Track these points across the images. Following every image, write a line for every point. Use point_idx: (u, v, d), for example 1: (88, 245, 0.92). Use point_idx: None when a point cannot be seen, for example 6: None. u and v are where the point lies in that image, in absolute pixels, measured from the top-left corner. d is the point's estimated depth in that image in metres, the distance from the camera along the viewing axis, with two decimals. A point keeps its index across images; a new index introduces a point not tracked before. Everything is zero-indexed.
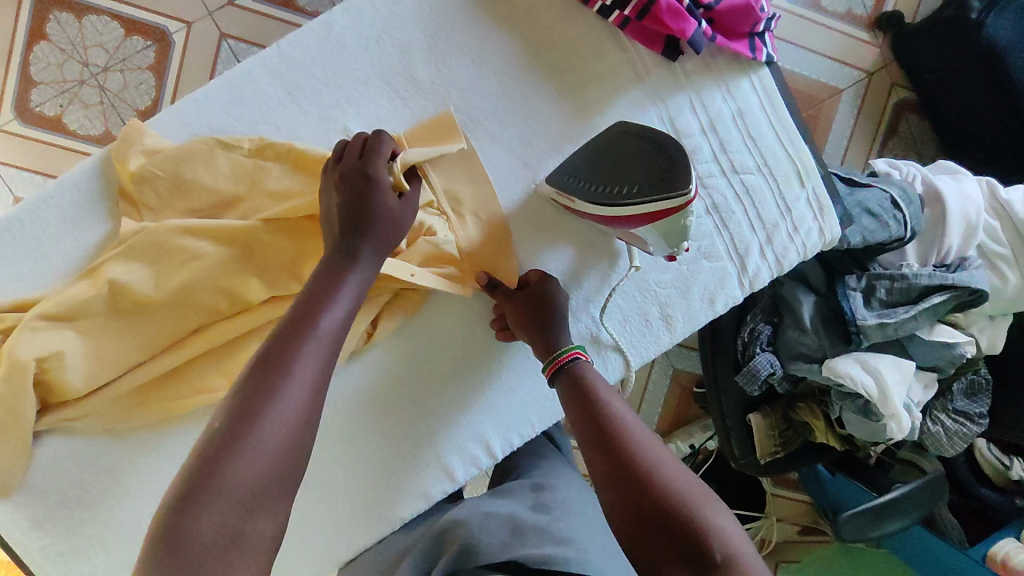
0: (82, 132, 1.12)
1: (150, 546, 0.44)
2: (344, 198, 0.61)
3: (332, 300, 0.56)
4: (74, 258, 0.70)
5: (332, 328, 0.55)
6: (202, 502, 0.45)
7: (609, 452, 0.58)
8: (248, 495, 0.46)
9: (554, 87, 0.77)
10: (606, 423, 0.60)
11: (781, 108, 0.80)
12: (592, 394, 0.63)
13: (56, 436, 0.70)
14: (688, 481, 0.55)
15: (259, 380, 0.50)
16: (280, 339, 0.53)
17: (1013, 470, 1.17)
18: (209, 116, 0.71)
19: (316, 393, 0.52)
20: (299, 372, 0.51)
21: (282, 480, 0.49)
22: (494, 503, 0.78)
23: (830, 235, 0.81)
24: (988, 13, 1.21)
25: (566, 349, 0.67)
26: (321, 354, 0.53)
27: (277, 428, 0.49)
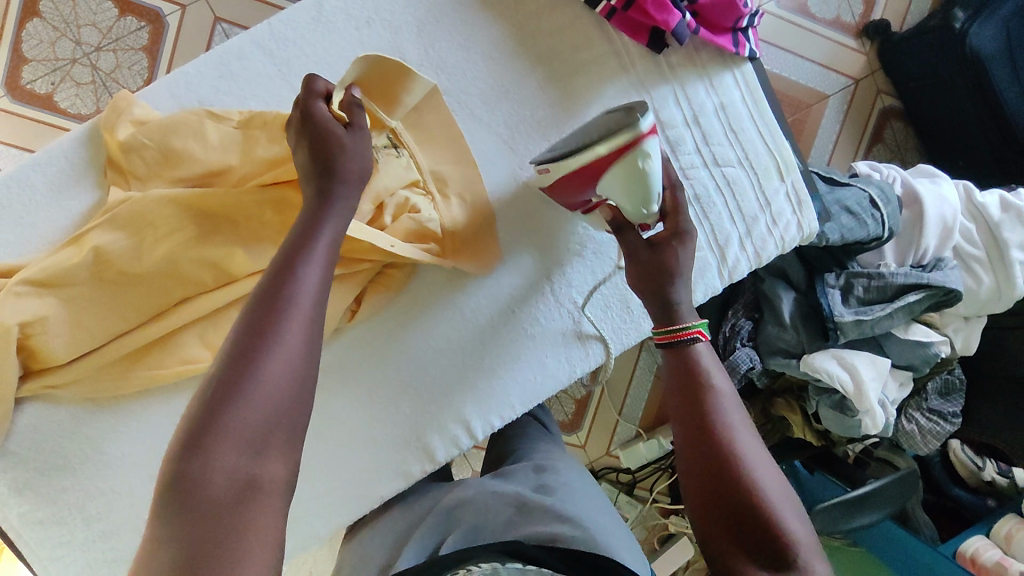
0: (73, 111, 1.13)
1: (159, 501, 0.44)
2: (300, 144, 0.61)
3: (314, 240, 0.57)
4: (60, 226, 0.70)
5: (318, 267, 0.55)
6: (209, 452, 0.45)
7: (701, 444, 0.56)
8: (252, 438, 0.47)
9: (541, 74, 0.78)
10: (699, 406, 0.58)
11: (763, 103, 0.82)
12: (702, 374, 0.59)
13: (38, 403, 0.71)
14: (781, 491, 0.54)
15: (254, 325, 0.50)
16: (269, 284, 0.53)
17: (985, 471, 1.21)
18: (198, 90, 0.72)
19: (311, 332, 0.52)
20: (291, 313, 0.51)
21: (289, 420, 0.49)
22: (492, 481, 0.81)
23: (808, 229, 0.83)
24: (972, 23, 1.24)
25: (687, 326, 0.61)
26: (312, 296, 0.54)
27: (278, 370, 0.49)
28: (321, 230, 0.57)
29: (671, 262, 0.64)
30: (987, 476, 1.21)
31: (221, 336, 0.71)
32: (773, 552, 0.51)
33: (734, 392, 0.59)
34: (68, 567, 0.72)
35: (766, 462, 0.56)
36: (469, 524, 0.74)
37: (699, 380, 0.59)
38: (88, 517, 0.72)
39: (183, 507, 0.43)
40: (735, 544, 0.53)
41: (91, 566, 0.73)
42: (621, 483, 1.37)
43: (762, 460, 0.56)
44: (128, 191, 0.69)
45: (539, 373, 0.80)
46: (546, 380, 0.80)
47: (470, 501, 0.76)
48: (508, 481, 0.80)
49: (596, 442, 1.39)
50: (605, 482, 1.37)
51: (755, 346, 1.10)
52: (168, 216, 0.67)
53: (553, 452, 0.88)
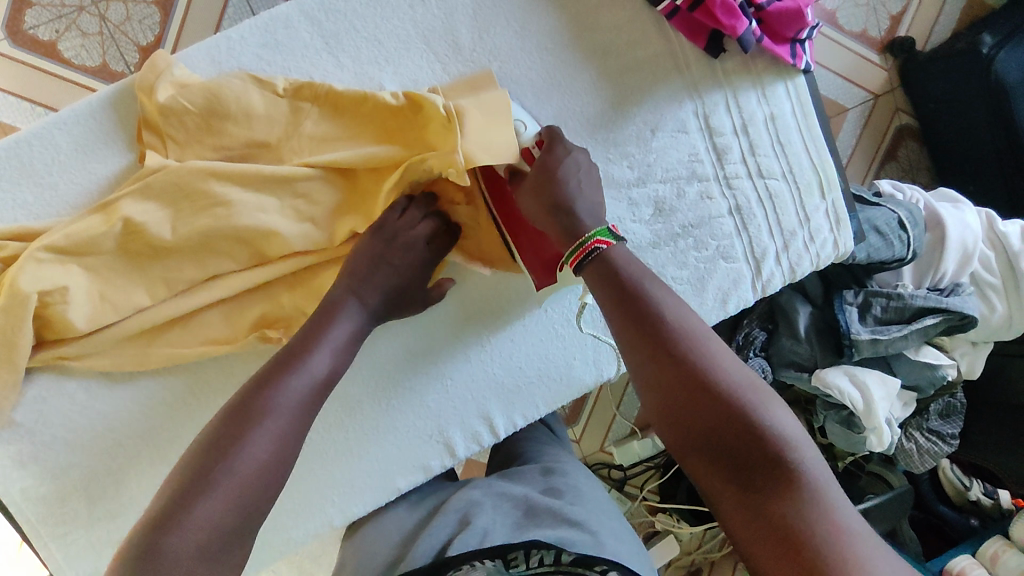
0: (78, 62, 1.04)
1: (125, 560, 0.47)
2: (408, 259, 0.68)
3: (325, 333, 0.63)
4: (84, 189, 0.68)
5: (320, 363, 0.61)
6: (176, 521, 0.48)
7: (642, 356, 0.55)
8: (220, 519, 0.49)
9: (594, 70, 0.76)
10: (631, 320, 0.57)
11: (812, 118, 0.81)
12: (631, 282, 0.59)
13: (50, 374, 0.68)
14: (741, 379, 0.53)
15: (245, 406, 0.56)
16: (271, 369, 0.59)
17: (973, 491, 1.21)
18: (240, 57, 0.70)
19: (284, 437, 0.56)
20: (281, 400, 0.57)
21: (251, 518, 0.52)
22: (500, 483, 0.79)
23: (843, 248, 0.81)
24: (999, 49, 1.20)
25: (591, 237, 0.61)
26: (304, 386, 0.59)
27: (248, 464, 0.53)
28: (324, 340, 0.63)
29: (555, 169, 0.66)
30: (972, 496, 1.22)
31: (246, 316, 0.69)
32: (756, 448, 0.50)
33: (674, 296, 0.59)
34: (70, 545, 0.70)
35: (726, 357, 0.55)
36: (479, 526, 0.70)
37: (631, 290, 0.58)
38: (93, 494, 0.70)
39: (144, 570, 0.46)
40: (699, 448, 0.52)
41: (94, 545, 0.70)
42: (613, 479, 1.30)
43: (722, 356, 0.54)
44: (161, 159, 0.66)
45: (563, 372, 0.79)
46: (573, 382, 0.80)
47: (481, 503, 0.74)
48: (516, 483, 0.79)
49: (592, 436, 1.33)
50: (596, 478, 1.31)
51: (766, 356, 1.09)
52: (203, 187, 0.65)
53: (564, 456, 0.87)
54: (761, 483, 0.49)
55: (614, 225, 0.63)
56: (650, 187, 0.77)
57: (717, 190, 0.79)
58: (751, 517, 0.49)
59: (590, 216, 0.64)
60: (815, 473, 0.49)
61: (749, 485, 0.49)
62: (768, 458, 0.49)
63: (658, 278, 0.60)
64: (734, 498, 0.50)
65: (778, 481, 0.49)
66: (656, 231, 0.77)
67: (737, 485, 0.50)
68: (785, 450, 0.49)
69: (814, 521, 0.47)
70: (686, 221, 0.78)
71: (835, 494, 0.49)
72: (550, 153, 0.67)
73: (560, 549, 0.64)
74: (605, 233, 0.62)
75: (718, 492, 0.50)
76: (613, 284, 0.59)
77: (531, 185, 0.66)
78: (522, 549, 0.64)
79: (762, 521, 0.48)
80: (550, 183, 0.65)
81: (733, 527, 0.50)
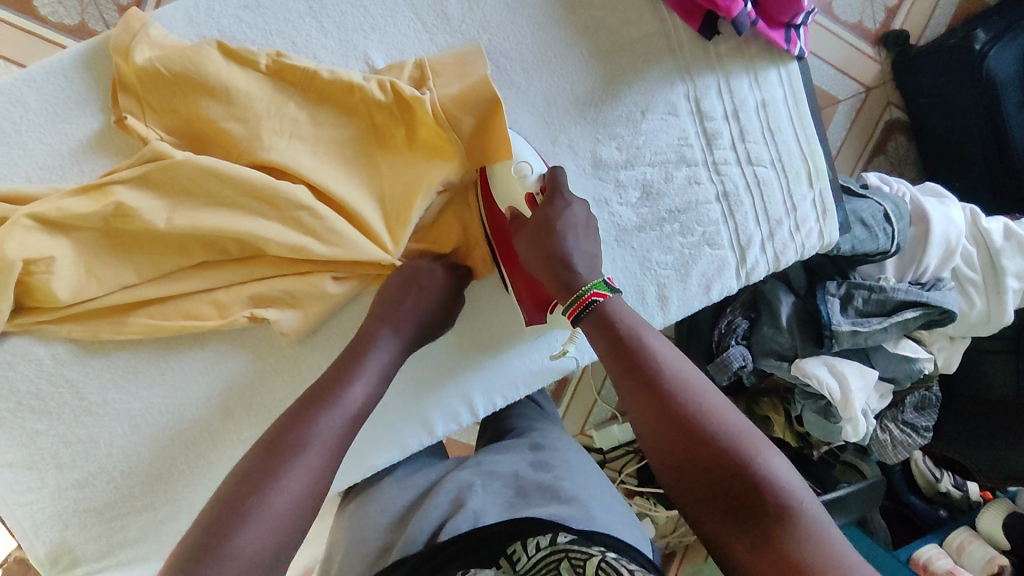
0: (54, 20, 0.99)
1: None
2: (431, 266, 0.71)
3: (359, 368, 0.62)
4: (56, 151, 0.67)
5: (357, 401, 0.60)
6: (211, 556, 0.45)
7: (638, 400, 0.54)
8: (263, 548, 0.47)
9: (586, 47, 0.75)
10: (628, 367, 0.56)
11: (803, 105, 0.80)
12: (628, 333, 0.58)
13: (18, 341, 0.66)
14: (734, 422, 0.51)
15: (284, 435, 0.54)
16: (307, 404, 0.58)
17: (942, 483, 1.21)
18: (220, 19, 0.68)
19: (321, 472, 0.53)
20: (320, 433, 0.55)
21: (290, 544, 0.49)
22: (490, 460, 0.76)
23: (829, 239, 0.81)
24: (992, 46, 1.18)
25: (587, 290, 0.62)
26: (342, 421, 0.57)
27: (286, 493, 0.50)
28: (356, 374, 0.62)
29: (556, 220, 0.66)
30: (942, 487, 1.22)
31: (232, 299, 0.68)
32: (753, 491, 0.47)
33: (669, 345, 0.58)
34: (37, 514, 0.69)
35: (720, 403, 0.53)
36: (483, 498, 0.69)
37: (627, 342, 0.58)
38: (62, 463, 0.69)
39: None
40: (694, 485, 0.50)
41: (63, 515, 0.69)
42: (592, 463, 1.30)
43: (716, 402, 0.53)
44: (171, 148, 0.65)
45: (545, 355, 0.78)
46: (554, 364, 0.79)
47: (473, 484, 0.71)
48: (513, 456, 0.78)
49: (573, 417, 1.32)
50: None
51: (748, 345, 1.08)
52: (210, 187, 0.65)
53: (556, 429, 0.85)
54: (757, 521, 0.46)
55: (610, 278, 0.63)
56: (638, 170, 0.77)
57: (705, 176, 0.78)
58: (749, 554, 0.46)
59: (587, 270, 0.64)
60: (809, 514, 0.47)
61: (751, 529, 0.46)
62: (768, 500, 0.47)
63: (653, 327, 0.59)
64: (739, 543, 0.47)
65: (779, 525, 0.46)
66: (642, 215, 0.77)
67: (740, 531, 0.47)
68: (778, 491, 0.47)
69: (819, 561, 0.44)
70: (673, 206, 0.78)
71: (833, 533, 0.46)
72: (552, 203, 0.67)
73: (556, 532, 0.57)
74: (601, 285, 0.62)
75: (715, 532, 0.48)
76: (608, 330, 0.59)
77: (529, 231, 0.66)
78: (520, 540, 0.59)
79: (766, 567, 0.45)
80: (549, 232, 0.65)
81: (742, 575, 0.46)
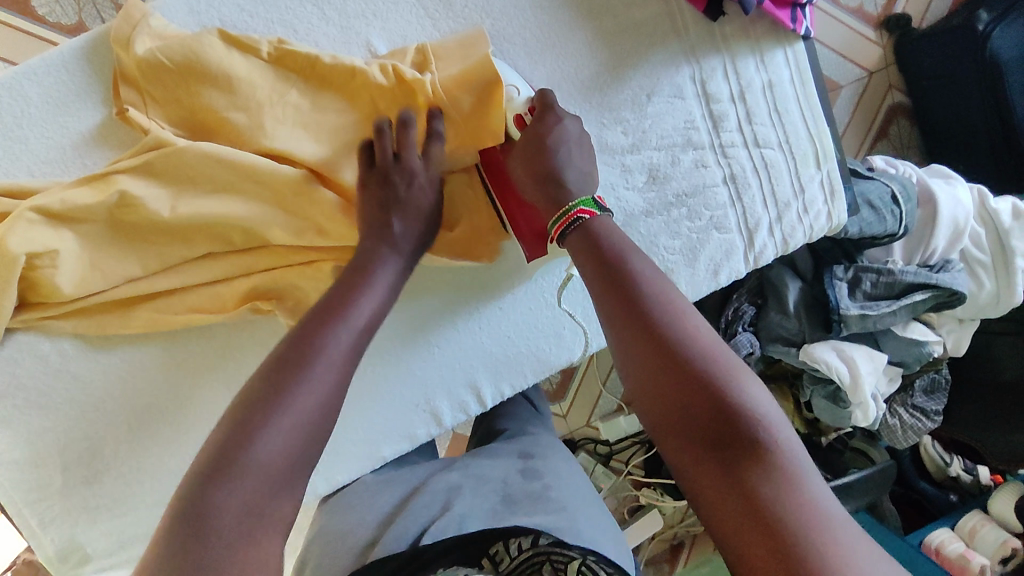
0: (52, 20, 0.98)
1: (169, 520, 0.41)
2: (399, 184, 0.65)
3: (366, 287, 0.59)
4: (58, 145, 0.66)
5: (365, 318, 0.57)
6: (226, 477, 0.43)
7: (621, 321, 0.53)
8: (279, 470, 0.45)
9: (590, 31, 0.74)
10: (613, 288, 0.55)
11: (810, 86, 0.79)
12: (614, 255, 0.57)
13: (24, 338, 0.66)
14: (718, 352, 0.50)
15: (296, 351, 0.51)
16: (315, 317, 0.55)
17: (953, 466, 1.21)
18: (221, 8, 0.67)
19: (336, 393, 0.50)
20: (330, 351, 0.52)
21: (309, 461, 0.47)
22: (476, 463, 0.74)
23: (837, 220, 0.80)
24: (996, 25, 1.17)
25: (573, 207, 0.61)
26: (352, 338, 0.54)
27: (301, 415, 0.47)
28: (371, 285, 0.60)
29: (549, 138, 0.65)
30: (953, 472, 1.21)
31: (238, 291, 0.68)
32: (728, 420, 0.46)
33: (657, 271, 0.56)
34: (46, 512, 0.68)
35: (706, 333, 0.51)
36: (493, 486, 0.68)
37: (614, 264, 0.56)
38: (69, 460, 0.68)
39: (195, 529, 0.41)
40: (667, 407, 0.49)
41: (71, 513, 0.69)
42: (599, 454, 1.29)
43: (698, 329, 0.52)
44: (173, 135, 0.64)
45: (551, 344, 0.78)
46: (561, 353, 0.79)
47: (478, 476, 0.70)
48: (521, 445, 0.77)
49: (578, 413, 1.31)
50: (583, 453, 1.29)
51: (755, 332, 1.07)
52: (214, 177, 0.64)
53: None
54: (729, 452, 0.46)
55: (600, 197, 0.63)
56: (644, 154, 0.76)
57: (712, 159, 0.78)
58: (715, 481, 0.45)
59: (578, 186, 0.64)
60: (786, 450, 0.46)
61: (718, 454, 0.46)
62: (738, 428, 0.46)
63: (641, 251, 0.58)
64: (703, 468, 0.46)
65: (746, 453, 0.45)
66: (649, 200, 0.76)
67: (709, 458, 0.46)
68: (754, 422, 0.46)
69: (782, 494, 0.43)
70: (680, 189, 0.77)
71: (806, 471, 0.45)
72: (542, 120, 0.66)
73: (538, 532, 0.56)
74: (589, 203, 0.62)
75: (683, 456, 0.47)
76: (594, 252, 0.58)
77: (521, 153, 0.66)
78: (502, 539, 0.57)
79: (731, 495, 0.44)
80: (542, 150, 0.65)
81: (702, 498, 0.46)
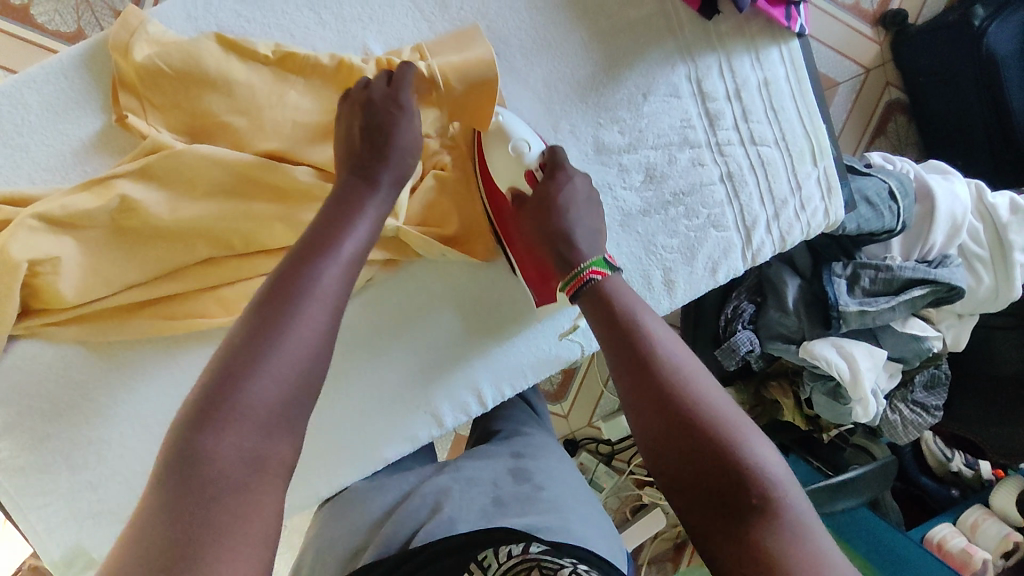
0: (51, 28, 0.98)
1: (161, 468, 0.41)
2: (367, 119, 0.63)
3: (354, 219, 0.56)
4: (58, 152, 0.66)
5: (356, 253, 0.54)
6: (218, 423, 0.42)
7: (633, 381, 0.54)
8: (270, 415, 0.44)
9: (586, 31, 0.75)
10: (624, 347, 0.56)
11: (806, 83, 0.79)
12: (623, 315, 0.58)
13: (26, 344, 0.66)
14: (729, 413, 0.50)
15: (285, 286, 0.49)
16: (305, 251, 0.52)
17: (954, 461, 1.20)
18: (218, 14, 0.67)
19: (327, 337, 0.49)
20: (322, 291, 0.50)
21: (303, 404, 0.46)
22: (468, 465, 0.73)
23: (834, 217, 0.81)
24: (992, 21, 1.17)
25: (585, 268, 0.62)
26: (344, 275, 0.52)
27: (293, 361, 0.46)
28: (361, 215, 0.57)
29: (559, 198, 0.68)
30: (953, 467, 1.22)
31: (238, 295, 0.68)
32: (739, 483, 0.47)
33: (668, 329, 0.57)
34: (49, 518, 0.69)
35: (716, 393, 0.52)
36: (493, 487, 0.69)
37: (625, 323, 0.57)
38: (74, 465, 0.68)
39: (186, 476, 0.40)
40: (679, 469, 0.49)
41: (75, 518, 0.69)
42: (601, 454, 1.29)
43: (708, 389, 0.52)
44: (173, 139, 0.65)
45: (551, 342, 0.78)
46: (560, 351, 0.79)
47: (478, 477, 0.71)
48: (521, 446, 0.78)
49: (580, 412, 1.30)
50: (584, 453, 1.29)
51: (755, 329, 1.07)
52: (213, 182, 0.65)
53: None
54: (740, 516, 0.46)
55: (610, 255, 0.64)
56: (641, 153, 0.76)
57: (709, 157, 0.78)
58: (727, 546, 0.46)
59: (587, 246, 0.65)
60: (796, 513, 0.46)
61: (729, 518, 0.46)
62: (749, 492, 0.47)
63: (651, 309, 0.59)
64: (715, 532, 0.47)
65: (758, 523, 0.46)
66: (647, 199, 0.77)
67: (721, 522, 0.47)
68: (766, 487, 0.47)
69: (793, 557, 0.44)
70: (677, 188, 0.77)
71: (817, 534, 0.46)
72: (553, 179, 0.69)
73: (529, 540, 0.54)
74: (601, 263, 0.63)
75: (695, 518, 0.48)
76: (605, 311, 0.59)
77: (532, 212, 0.68)
78: (491, 546, 0.55)
79: (743, 559, 0.45)
80: (552, 211, 0.67)
81: (714, 560, 0.47)
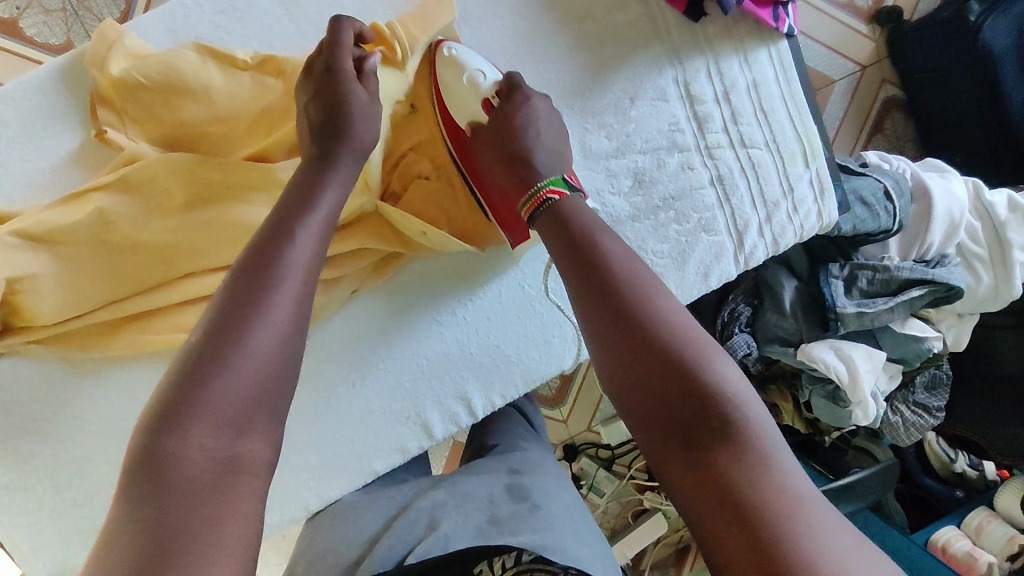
0: (39, 40, 0.98)
1: (127, 473, 0.40)
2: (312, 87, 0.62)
3: (315, 205, 0.56)
4: (38, 168, 0.66)
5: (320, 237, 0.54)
6: (184, 423, 0.42)
7: (590, 299, 0.53)
8: (236, 411, 0.43)
9: (571, 36, 0.74)
10: (582, 266, 0.55)
11: (795, 84, 0.79)
12: (582, 236, 0.57)
13: (9, 362, 0.65)
14: (688, 330, 0.50)
15: (251, 277, 0.49)
16: (268, 240, 0.52)
17: (958, 463, 1.17)
18: (197, 25, 0.67)
19: (293, 328, 0.48)
20: (288, 281, 0.50)
21: (278, 393, 0.46)
22: (460, 477, 0.72)
23: (827, 219, 0.79)
24: (988, 16, 1.16)
25: (544, 188, 0.61)
26: (306, 261, 0.52)
27: (261, 349, 0.46)
28: (326, 203, 0.56)
29: (517, 123, 0.66)
30: (959, 468, 1.18)
31: None
32: (696, 401, 0.46)
33: (626, 247, 0.56)
34: (35, 537, 0.68)
35: (674, 309, 0.51)
36: (483, 500, 0.67)
37: (582, 243, 0.56)
38: (58, 483, 0.68)
39: (153, 483, 0.39)
40: (634, 387, 0.49)
41: (62, 536, 0.68)
42: (600, 459, 1.28)
43: (666, 306, 0.51)
44: (151, 151, 0.65)
45: (541, 351, 0.77)
46: (550, 361, 0.78)
47: (469, 489, 0.69)
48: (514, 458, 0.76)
49: (578, 418, 1.29)
50: (584, 458, 1.28)
51: (752, 332, 1.05)
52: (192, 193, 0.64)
53: None
54: (697, 435, 0.45)
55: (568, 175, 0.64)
56: (629, 158, 0.75)
57: (698, 161, 0.77)
58: (681, 465, 0.45)
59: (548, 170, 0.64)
60: (754, 431, 0.45)
61: (685, 437, 0.46)
62: (705, 408, 0.46)
63: (609, 228, 0.58)
64: (671, 452, 0.46)
65: (723, 448, 0.44)
66: (636, 204, 0.75)
67: (677, 442, 0.46)
68: (722, 401, 0.46)
69: (751, 481, 0.43)
70: (667, 192, 0.76)
71: (775, 453, 0.45)
72: (510, 101, 0.68)
73: (520, 549, 0.59)
74: (558, 182, 0.62)
75: (651, 437, 0.47)
76: (563, 231, 0.58)
77: (490, 139, 0.67)
78: (484, 559, 0.60)
79: (698, 479, 0.44)
80: (510, 134, 0.66)
81: (669, 481, 0.46)
